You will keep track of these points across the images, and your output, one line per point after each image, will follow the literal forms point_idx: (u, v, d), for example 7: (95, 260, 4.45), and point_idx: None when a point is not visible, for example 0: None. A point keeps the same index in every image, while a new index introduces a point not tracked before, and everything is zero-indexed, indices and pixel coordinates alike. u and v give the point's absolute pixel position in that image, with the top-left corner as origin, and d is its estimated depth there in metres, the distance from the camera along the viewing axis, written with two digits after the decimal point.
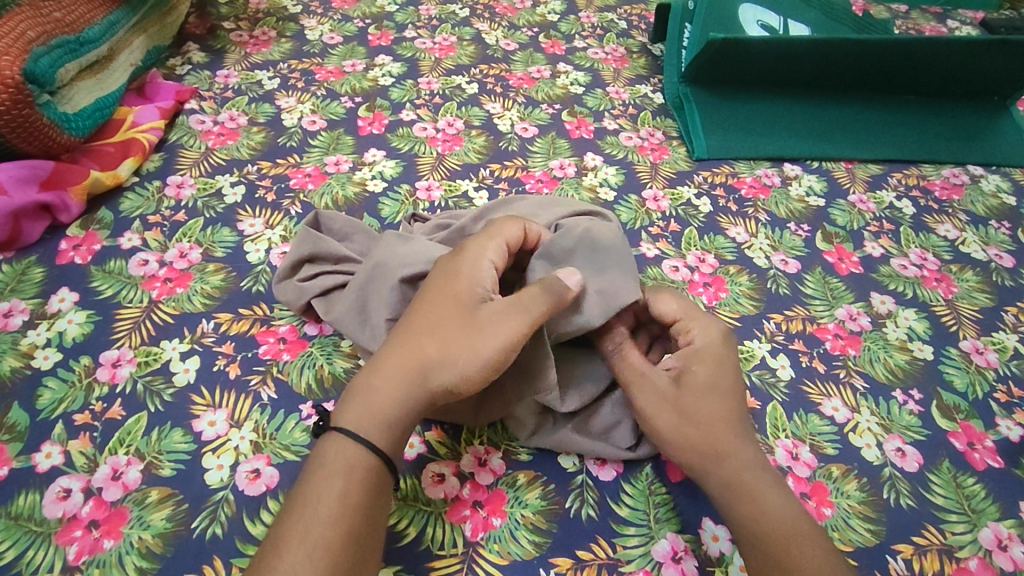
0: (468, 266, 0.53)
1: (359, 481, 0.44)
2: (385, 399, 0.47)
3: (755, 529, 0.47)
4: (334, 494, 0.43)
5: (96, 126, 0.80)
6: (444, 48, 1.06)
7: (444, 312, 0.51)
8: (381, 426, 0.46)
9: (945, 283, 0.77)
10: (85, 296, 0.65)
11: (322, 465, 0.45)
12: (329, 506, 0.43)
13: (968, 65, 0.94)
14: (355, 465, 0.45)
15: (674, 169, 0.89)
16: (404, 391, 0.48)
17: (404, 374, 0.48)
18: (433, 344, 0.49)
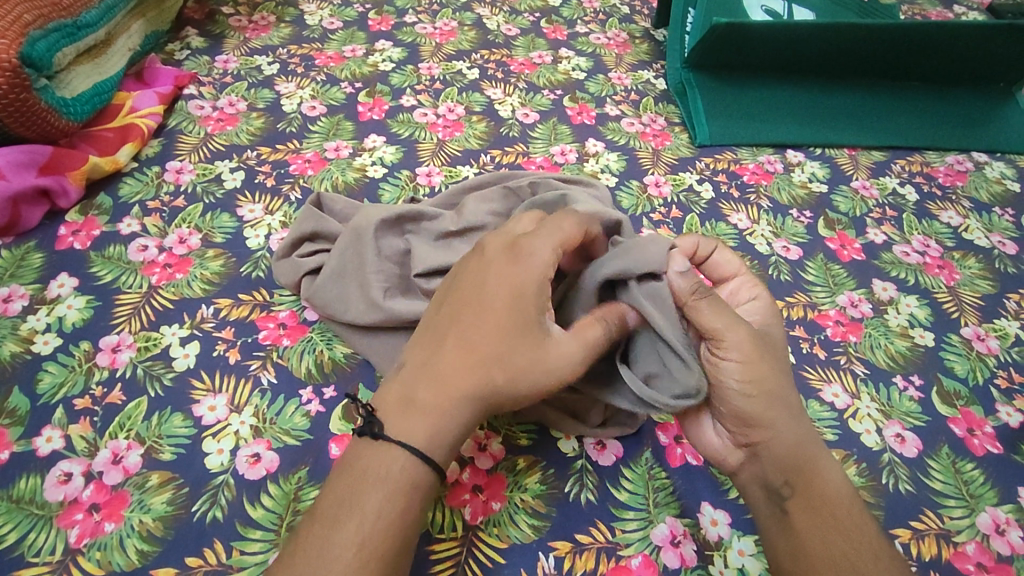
0: (526, 262, 0.49)
1: (406, 496, 0.43)
2: (445, 409, 0.46)
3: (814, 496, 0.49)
4: (378, 501, 0.43)
5: (94, 110, 0.79)
6: (444, 33, 1.05)
7: (504, 315, 0.48)
8: (434, 439, 0.45)
9: (947, 270, 0.76)
10: (85, 282, 0.65)
11: (378, 473, 0.43)
12: (368, 517, 0.42)
13: (974, 50, 0.93)
14: (401, 477, 0.44)
15: (676, 155, 0.88)
16: (463, 400, 0.46)
17: (460, 385, 0.46)
18: (494, 355, 0.47)
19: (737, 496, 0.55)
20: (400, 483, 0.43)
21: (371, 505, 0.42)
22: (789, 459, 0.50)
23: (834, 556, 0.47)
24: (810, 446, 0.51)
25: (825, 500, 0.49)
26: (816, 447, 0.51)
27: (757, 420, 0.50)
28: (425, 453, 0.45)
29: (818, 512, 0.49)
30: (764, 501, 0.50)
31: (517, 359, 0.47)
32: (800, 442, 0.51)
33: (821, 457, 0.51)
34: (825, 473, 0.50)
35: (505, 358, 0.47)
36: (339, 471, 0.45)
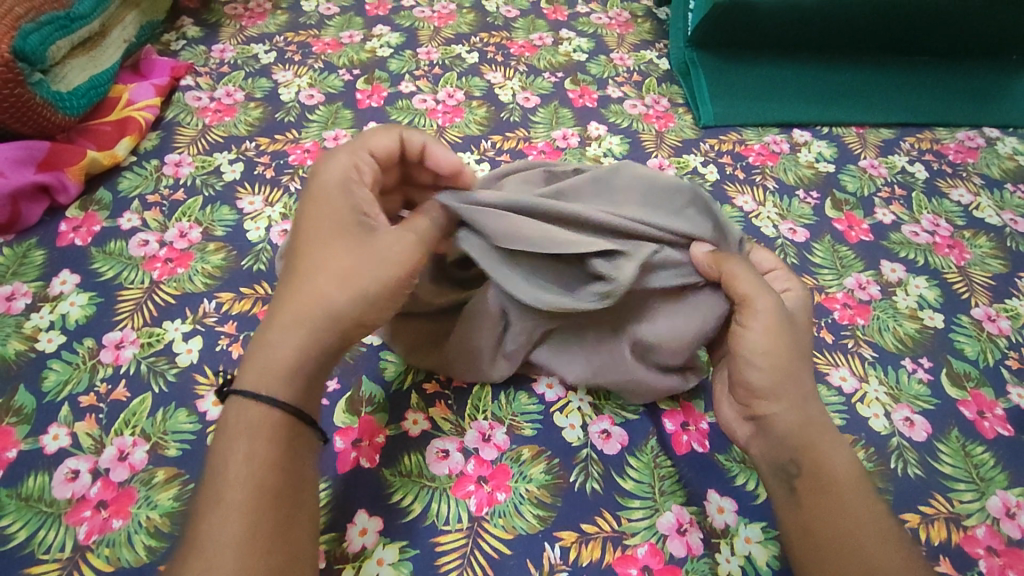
0: (334, 188, 0.49)
1: (269, 439, 0.43)
2: (285, 344, 0.45)
3: (817, 475, 0.48)
4: (245, 454, 0.42)
5: (91, 104, 0.78)
6: (443, 16, 1.03)
7: (329, 241, 0.48)
8: (285, 376, 0.45)
9: (958, 250, 0.75)
10: (86, 278, 0.65)
11: (227, 427, 0.43)
12: (233, 471, 0.41)
13: (986, 22, 0.91)
14: (259, 425, 0.43)
15: (680, 137, 0.87)
16: (308, 331, 0.46)
17: (300, 321, 0.46)
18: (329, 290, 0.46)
19: (744, 483, 0.54)
20: (262, 429, 0.43)
21: (234, 462, 0.42)
22: (795, 437, 0.49)
23: (836, 539, 0.45)
24: (821, 430, 0.49)
25: (831, 484, 0.47)
26: (822, 426, 0.50)
27: (761, 396, 0.50)
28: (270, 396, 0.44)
29: (824, 495, 0.47)
30: (771, 480, 0.49)
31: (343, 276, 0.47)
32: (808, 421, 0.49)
33: (831, 438, 0.49)
34: (833, 452, 0.49)
35: (335, 277, 0.46)
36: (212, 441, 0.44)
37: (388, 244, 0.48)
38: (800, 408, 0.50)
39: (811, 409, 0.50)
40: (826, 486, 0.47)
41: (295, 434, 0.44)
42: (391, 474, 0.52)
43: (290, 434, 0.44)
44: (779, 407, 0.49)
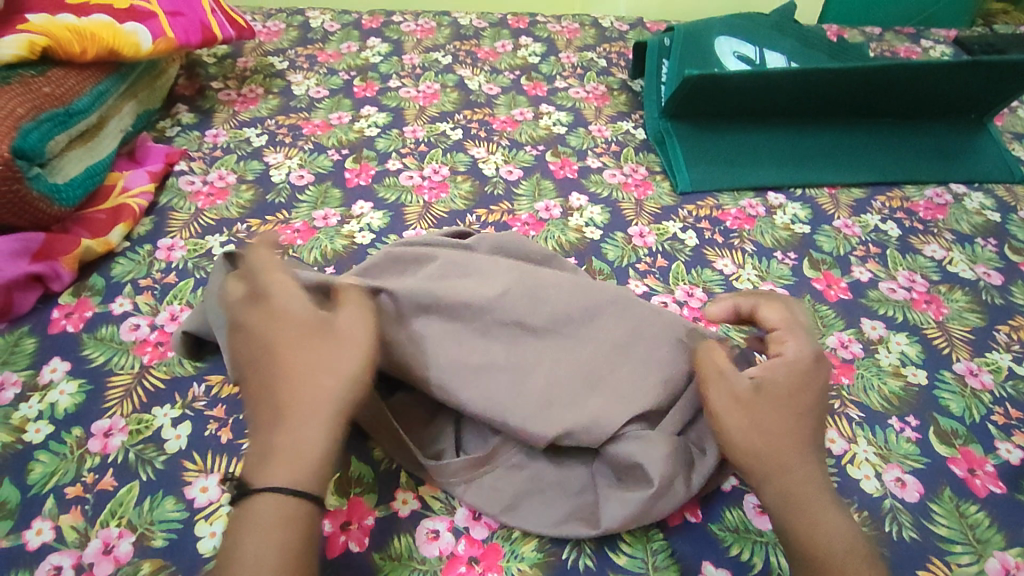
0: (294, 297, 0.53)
1: (303, 532, 0.45)
2: (309, 442, 0.47)
3: (809, 539, 0.48)
4: (267, 543, 0.43)
5: (86, 193, 0.81)
6: (428, 96, 1.08)
7: (300, 339, 0.50)
8: (304, 469, 0.46)
9: (935, 304, 0.77)
10: (77, 365, 0.65)
11: (258, 520, 0.44)
12: (257, 559, 0.42)
13: (945, 86, 0.95)
14: (274, 520, 0.44)
15: (659, 204, 0.90)
16: (322, 412, 0.48)
17: (307, 411, 0.48)
18: (328, 373, 0.49)
19: (739, 553, 0.54)
20: (294, 520, 0.45)
21: (255, 550, 0.43)
22: (782, 505, 0.49)
23: None
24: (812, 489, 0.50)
25: (832, 545, 0.47)
26: (816, 494, 0.50)
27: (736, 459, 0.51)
28: (289, 487, 0.45)
29: (814, 561, 0.47)
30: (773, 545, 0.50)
31: (331, 360, 0.50)
32: (801, 476, 0.50)
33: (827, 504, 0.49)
34: (826, 522, 0.48)
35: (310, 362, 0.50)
36: (225, 534, 0.45)
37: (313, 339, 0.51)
38: (782, 473, 0.50)
39: (803, 478, 0.50)
40: (816, 552, 0.47)
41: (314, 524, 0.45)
42: (381, 558, 0.52)
43: (307, 521, 0.45)
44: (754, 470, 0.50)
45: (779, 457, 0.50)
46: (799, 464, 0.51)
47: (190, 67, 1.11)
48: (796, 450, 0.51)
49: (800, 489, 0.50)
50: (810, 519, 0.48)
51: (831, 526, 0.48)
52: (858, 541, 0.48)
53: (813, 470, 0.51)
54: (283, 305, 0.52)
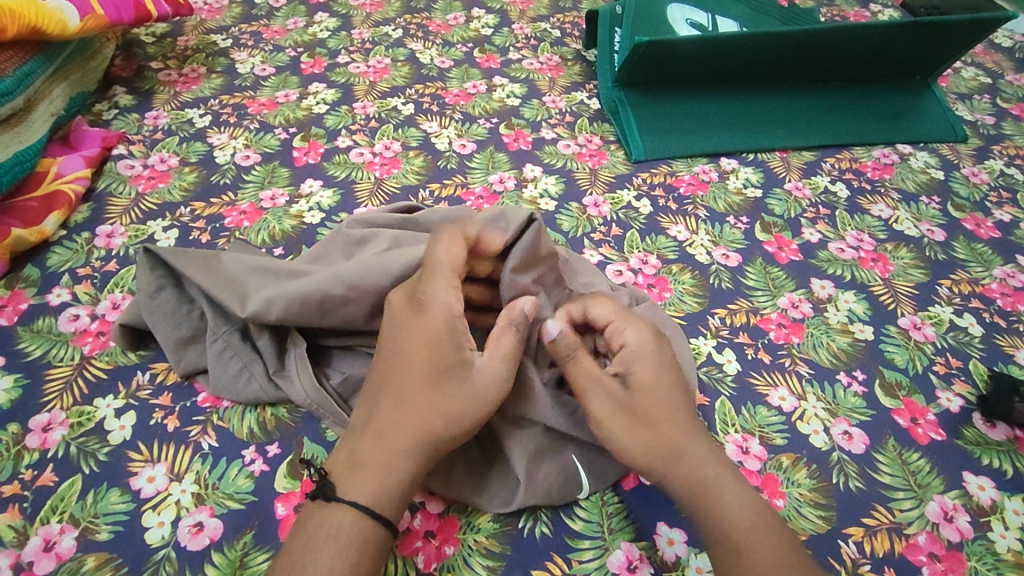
0: (442, 323, 0.51)
1: (373, 556, 0.44)
2: (400, 468, 0.47)
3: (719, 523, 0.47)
4: (342, 559, 0.43)
5: (16, 180, 0.77)
6: (378, 70, 1.05)
7: (419, 361, 0.50)
8: (379, 491, 0.46)
9: (881, 262, 0.78)
10: (12, 359, 0.63)
11: (338, 534, 0.44)
12: (330, 571, 0.42)
13: (888, 48, 0.96)
14: (341, 533, 0.44)
15: (614, 173, 0.89)
16: (420, 450, 0.48)
17: (409, 440, 0.48)
18: (441, 415, 0.49)
19: None
20: (370, 540, 0.45)
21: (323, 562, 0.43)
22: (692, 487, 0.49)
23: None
24: (709, 466, 0.50)
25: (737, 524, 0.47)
26: (712, 471, 0.49)
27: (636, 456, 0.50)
28: (368, 503, 0.46)
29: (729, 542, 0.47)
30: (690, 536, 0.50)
31: (449, 406, 0.49)
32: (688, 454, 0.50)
33: (720, 477, 0.49)
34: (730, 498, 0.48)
35: (433, 403, 0.49)
36: (294, 534, 0.45)
37: (427, 374, 0.50)
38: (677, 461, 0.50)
39: (702, 462, 0.50)
40: (730, 536, 0.46)
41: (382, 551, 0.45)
42: None
43: (378, 548, 0.45)
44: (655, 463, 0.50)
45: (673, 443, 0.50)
46: (686, 442, 0.50)
47: (127, 47, 1.06)
48: (683, 432, 0.51)
49: (688, 468, 0.49)
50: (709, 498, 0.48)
51: (731, 506, 0.48)
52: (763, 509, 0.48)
53: (716, 455, 0.51)
54: (439, 310, 0.51)
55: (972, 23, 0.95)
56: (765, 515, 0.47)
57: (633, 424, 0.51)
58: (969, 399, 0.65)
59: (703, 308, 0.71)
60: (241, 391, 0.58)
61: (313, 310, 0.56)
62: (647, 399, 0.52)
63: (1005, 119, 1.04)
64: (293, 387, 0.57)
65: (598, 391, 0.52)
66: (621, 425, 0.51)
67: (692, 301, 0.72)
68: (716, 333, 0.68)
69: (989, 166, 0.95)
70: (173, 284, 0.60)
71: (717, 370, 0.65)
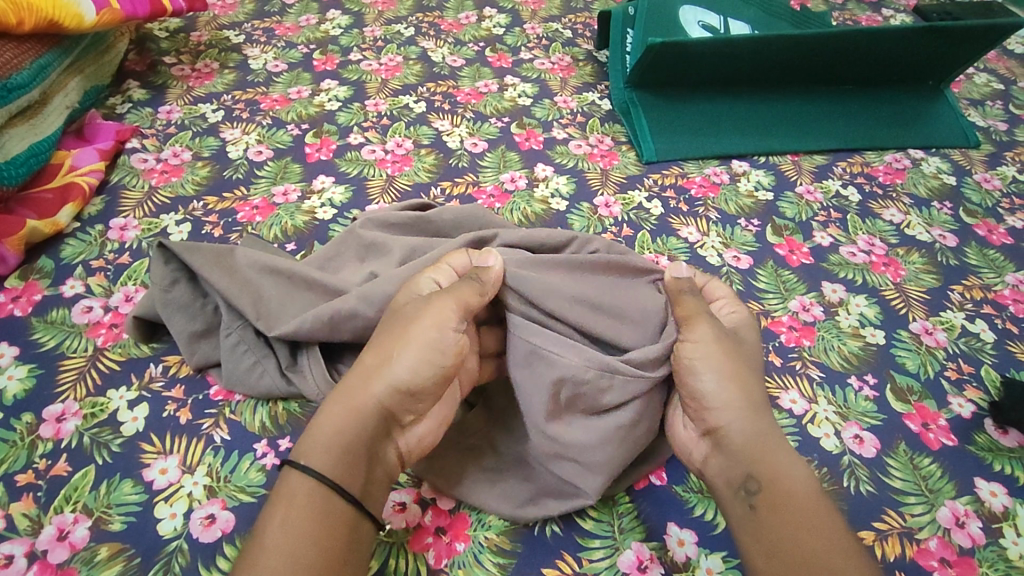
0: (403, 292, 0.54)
1: (300, 506, 0.45)
2: (331, 420, 0.48)
3: (777, 482, 0.48)
4: (274, 517, 0.44)
5: (31, 172, 0.77)
6: (390, 68, 1.05)
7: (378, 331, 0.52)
8: (314, 438, 0.48)
9: (893, 267, 0.78)
10: (26, 350, 0.63)
11: (272, 497, 0.46)
12: (262, 532, 0.44)
13: (902, 52, 0.96)
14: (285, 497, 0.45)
15: (625, 174, 0.89)
16: (352, 409, 0.49)
17: (345, 389, 0.50)
18: (375, 356, 0.50)
19: (702, 513, 0.55)
20: (298, 496, 0.45)
21: (273, 529, 0.44)
22: (751, 446, 0.50)
23: (790, 545, 0.45)
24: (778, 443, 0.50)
25: (796, 497, 0.47)
26: (777, 441, 0.50)
27: (717, 402, 0.51)
28: (300, 462, 0.47)
29: (778, 502, 0.47)
30: (727, 496, 0.50)
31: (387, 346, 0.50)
32: (760, 413, 0.52)
33: (785, 451, 0.49)
34: (788, 467, 0.49)
35: (376, 350, 0.51)
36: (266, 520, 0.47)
37: (379, 331, 0.52)
38: (750, 419, 0.51)
39: (771, 429, 0.51)
40: (786, 495, 0.47)
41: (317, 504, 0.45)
42: None
43: (311, 501, 0.45)
44: (728, 410, 0.51)
45: (750, 403, 0.52)
46: (759, 404, 0.52)
47: (140, 42, 1.06)
48: (756, 399, 0.52)
49: (757, 428, 0.51)
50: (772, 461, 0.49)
51: (787, 472, 0.48)
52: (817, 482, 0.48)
53: (782, 436, 0.51)
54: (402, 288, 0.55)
55: (988, 28, 0.94)
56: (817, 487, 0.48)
57: (725, 369, 0.52)
58: (981, 405, 0.65)
59: None
60: (253, 385, 0.58)
61: (322, 327, 0.56)
62: (739, 361, 0.54)
63: (1017, 126, 1.04)
64: (305, 381, 0.58)
65: (713, 328, 0.54)
66: (713, 368, 0.52)
67: None
68: None
69: (1001, 172, 0.95)
70: (190, 279, 0.60)
71: None
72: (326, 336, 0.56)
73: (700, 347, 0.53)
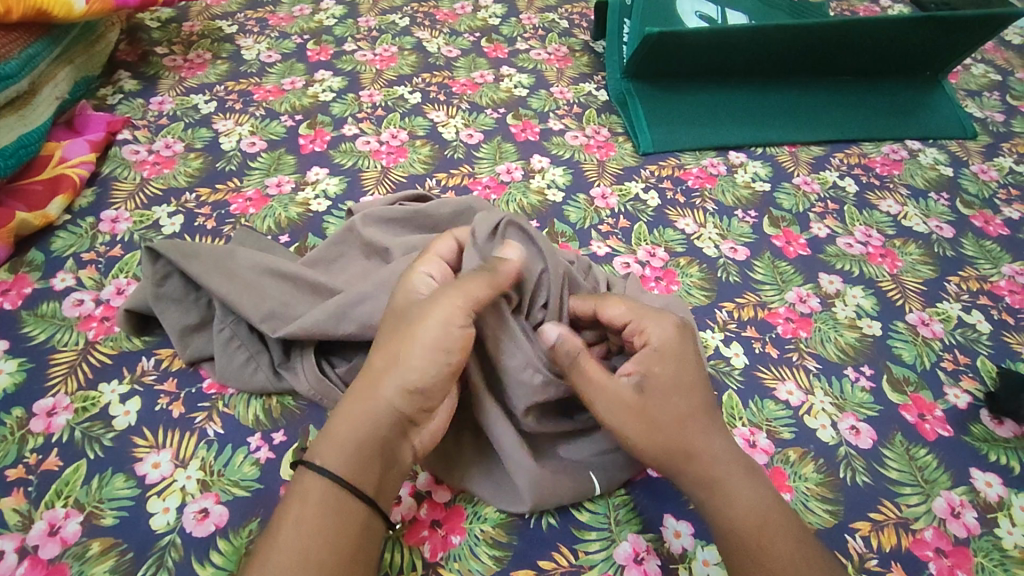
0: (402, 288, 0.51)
1: (313, 506, 0.44)
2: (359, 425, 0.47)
3: (725, 529, 0.47)
4: (286, 517, 0.43)
5: (20, 164, 0.76)
6: (384, 59, 1.04)
7: (384, 334, 0.49)
8: (327, 442, 0.46)
9: (890, 258, 0.78)
10: (16, 343, 0.62)
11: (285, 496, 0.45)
12: (275, 530, 0.43)
13: (901, 42, 0.95)
14: (329, 502, 0.44)
15: (621, 165, 0.89)
16: (362, 412, 0.47)
17: (354, 394, 0.47)
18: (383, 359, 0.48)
19: None
20: (311, 495, 0.44)
21: (285, 529, 0.43)
22: (697, 489, 0.49)
23: None
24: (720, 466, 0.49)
25: (739, 538, 0.47)
26: (720, 475, 0.49)
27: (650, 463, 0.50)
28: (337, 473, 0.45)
29: (731, 550, 0.47)
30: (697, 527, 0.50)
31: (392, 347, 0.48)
32: (697, 452, 0.49)
33: (735, 486, 0.48)
34: (735, 502, 0.48)
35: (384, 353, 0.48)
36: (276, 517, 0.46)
37: (382, 335, 0.49)
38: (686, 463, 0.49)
39: (713, 461, 0.49)
40: (737, 539, 0.47)
41: (326, 504, 0.44)
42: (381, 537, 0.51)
43: (326, 501, 0.44)
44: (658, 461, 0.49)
45: (686, 443, 0.49)
46: (695, 441, 0.49)
47: (132, 32, 1.05)
48: (696, 432, 0.49)
49: (696, 467, 0.49)
50: (718, 495, 0.48)
51: (736, 509, 0.47)
52: (768, 508, 0.47)
53: (725, 462, 0.49)
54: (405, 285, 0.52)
55: (985, 17, 0.94)
56: (770, 516, 0.47)
57: (643, 421, 0.49)
58: (977, 396, 0.65)
59: (710, 301, 0.71)
60: (247, 381, 0.58)
61: (327, 321, 0.55)
62: (668, 395, 0.50)
63: (1014, 116, 1.04)
64: (300, 377, 0.57)
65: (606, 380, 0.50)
66: (633, 430, 0.49)
67: (699, 294, 0.71)
68: (724, 327, 0.68)
69: (998, 163, 0.95)
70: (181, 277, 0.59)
71: (725, 363, 0.65)
72: (332, 329, 0.55)
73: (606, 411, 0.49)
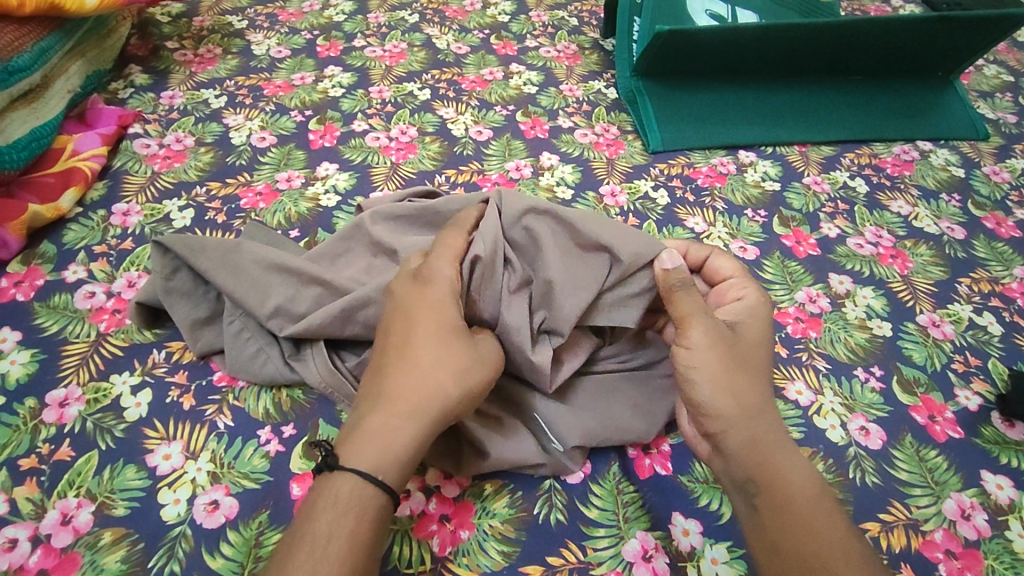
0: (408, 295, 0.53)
1: (336, 513, 0.43)
2: (401, 433, 0.47)
3: (781, 488, 0.48)
4: (310, 523, 0.43)
5: (33, 156, 0.77)
6: (394, 55, 1.04)
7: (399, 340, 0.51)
8: (355, 445, 0.46)
9: (900, 259, 0.78)
10: (28, 334, 0.63)
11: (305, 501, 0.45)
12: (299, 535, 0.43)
13: (914, 41, 0.94)
14: (353, 508, 0.44)
15: (631, 163, 0.89)
16: (386, 415, 0.47)
17: (375, 399, 0.48)
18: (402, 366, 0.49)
19: (707, 503, 0.55)
20: (333, 502, 0.44)
21: (310, 535, 0.42)
22: (753, 449, 0.49)
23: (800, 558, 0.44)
24: (777, 443, 0.50)
25: (793, 499, 0.47)
26: (777, 442, 0.50)
27: (715, 411, 0.51)
28: (375, 476, 0.45)
29: (783, 510, 0.47)
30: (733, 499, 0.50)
31: (413, 355, 0.50)
32: (765, 411, 0.51)
33: (790, 453, 0.49)
34: (791, 468, 0.49)
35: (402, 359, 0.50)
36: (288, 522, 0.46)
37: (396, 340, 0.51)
38: (752, 420, 0.51)
39: (772, 428, 0.51)
40: (793, 499, 0.47)
41: (347, 511, 0.44)
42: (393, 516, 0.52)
43: (347, 509, 0.44)
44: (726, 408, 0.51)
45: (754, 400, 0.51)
46: (761, 402, 0.51)
47: (143, 26, 1.05)
48: (761, 395, 0.52)
49: (760, 425, 0.50)
50: (777, 463, 0.49)
51: (793, 474, 0.48)
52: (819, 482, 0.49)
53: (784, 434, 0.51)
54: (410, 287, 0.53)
55: (999, 17, 0.93)
56: (821, 488, 0.48)
57: (723, 364, 0.52)
58: (988, 398, 0.65)
59: None
60: (257, 372, 0.58)
61: (335, 319, 0.56)
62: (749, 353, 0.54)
63: None
64: (310, 369, 0.57)
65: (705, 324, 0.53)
66: (712, 371, 0.51)
67: None
68: None
69: (1010, 165, 0.94)
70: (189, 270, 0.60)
71: None
72: (338, 331, 0.57)
73: (698, 343, 0.52)
